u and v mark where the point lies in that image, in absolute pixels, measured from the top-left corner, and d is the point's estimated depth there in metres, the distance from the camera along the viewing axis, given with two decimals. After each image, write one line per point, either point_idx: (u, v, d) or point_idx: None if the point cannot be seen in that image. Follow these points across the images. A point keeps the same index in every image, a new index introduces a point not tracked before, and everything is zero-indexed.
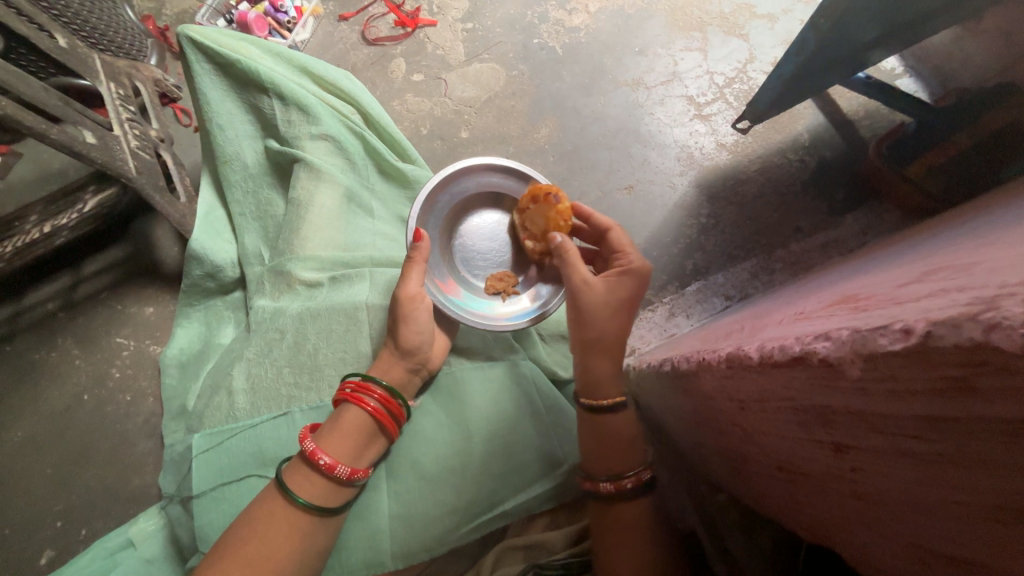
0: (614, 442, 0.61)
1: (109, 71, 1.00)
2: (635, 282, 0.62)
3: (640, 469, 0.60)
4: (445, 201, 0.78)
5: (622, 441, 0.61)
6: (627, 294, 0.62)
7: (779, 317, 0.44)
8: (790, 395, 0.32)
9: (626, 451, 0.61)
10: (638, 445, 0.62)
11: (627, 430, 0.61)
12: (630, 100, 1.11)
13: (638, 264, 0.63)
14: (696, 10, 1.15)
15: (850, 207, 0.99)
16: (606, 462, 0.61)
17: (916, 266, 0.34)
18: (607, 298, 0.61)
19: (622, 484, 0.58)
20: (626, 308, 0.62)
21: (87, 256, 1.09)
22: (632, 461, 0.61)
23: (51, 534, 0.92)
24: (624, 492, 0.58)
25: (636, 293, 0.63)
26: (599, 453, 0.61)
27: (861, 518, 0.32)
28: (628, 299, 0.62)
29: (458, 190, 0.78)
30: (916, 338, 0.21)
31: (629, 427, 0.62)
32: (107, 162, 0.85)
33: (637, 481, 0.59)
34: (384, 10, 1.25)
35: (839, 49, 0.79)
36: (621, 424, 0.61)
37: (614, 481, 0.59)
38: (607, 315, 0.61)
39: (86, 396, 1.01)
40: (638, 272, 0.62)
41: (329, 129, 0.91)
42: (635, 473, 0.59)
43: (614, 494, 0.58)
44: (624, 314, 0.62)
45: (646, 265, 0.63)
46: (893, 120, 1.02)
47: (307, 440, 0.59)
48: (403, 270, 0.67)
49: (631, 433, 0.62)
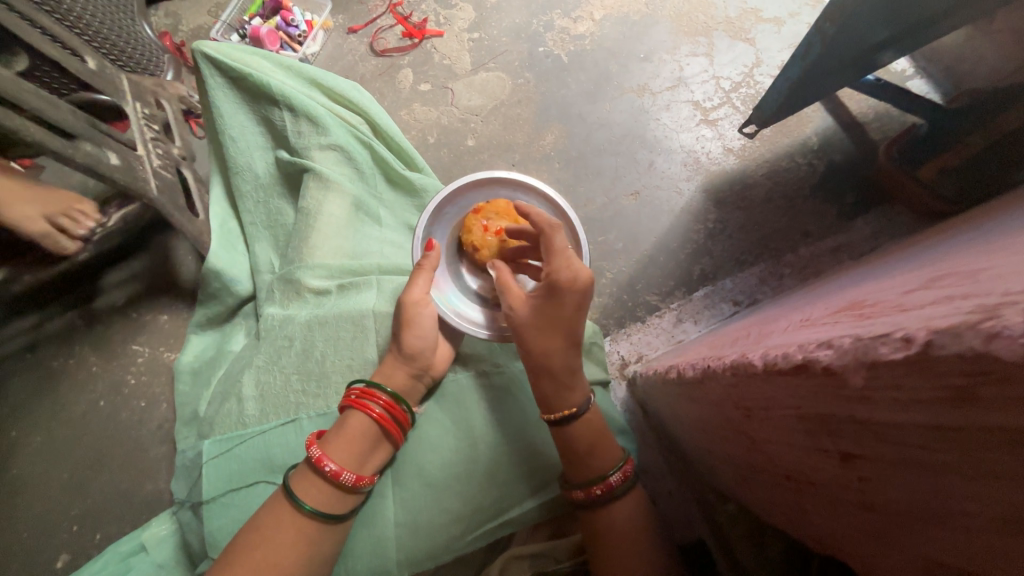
0: (579, 447, 0.60)
1: (135, 91, 1.04)
2: (561, 296, 0.58)
3: (612, 474, 0.58)
4: (451, 212, 0.79)
5: (586, 447, 0.59)
6: (552, 309, 0.58)
7: (786, 324, 0.43)
8: (795, 403, 0.32)
9: (594, 456, 0.59)
10: (609, 447, 0.60)
11: (591, 434, 0.60)
12: (636, 106, 1.11)
13: (555, 274, 0.57)
14: (701, 15, 1.15)
15: (861, 210, 0.97)
16: (577, 467, 0.60)
17: (925, 271, 0.34)
18: (528, 317, 0.60)
19: (591, 492, 0.58)
20: (554, 324, 0.59)
21: (105, 266, 1.12)
22: (603, 465, 0.59)
23: (67, 538, 0.94)
24: (595, 498, 0.57)
25: (565, 306, 0.58)
26: (570, 459, 0.60)
27: (869, 530, 0.32)
28: (557, 314, 0.58)
29: (467, 202, 0.79)
30: (917, 348, 0.21)
31: (594, 429, 0.60)
32: (130, 182, 0.87)
33: (606, 487, 0.58)
34: (392, 22, 1.28)
35: (847, 53, 0.79)
36: (585, 429, 0.60)
37: (585, 488, 0.58)
38: (532, 335, 0.60)
39: (102, 402, 1.03)
40: (558, 283, 0.57)
41: (338, 139, 0.93)
42: (604, 479, 0.58)
43: (586, 501, 0.58)
44: (554, 331, 0.59)
45: (574, 274, 0.57)
46: (904, 122, 1.01)
47: (313, 447, 0.60)
48: (411, 275, 0.67)
49: (594, 438, 0.60)
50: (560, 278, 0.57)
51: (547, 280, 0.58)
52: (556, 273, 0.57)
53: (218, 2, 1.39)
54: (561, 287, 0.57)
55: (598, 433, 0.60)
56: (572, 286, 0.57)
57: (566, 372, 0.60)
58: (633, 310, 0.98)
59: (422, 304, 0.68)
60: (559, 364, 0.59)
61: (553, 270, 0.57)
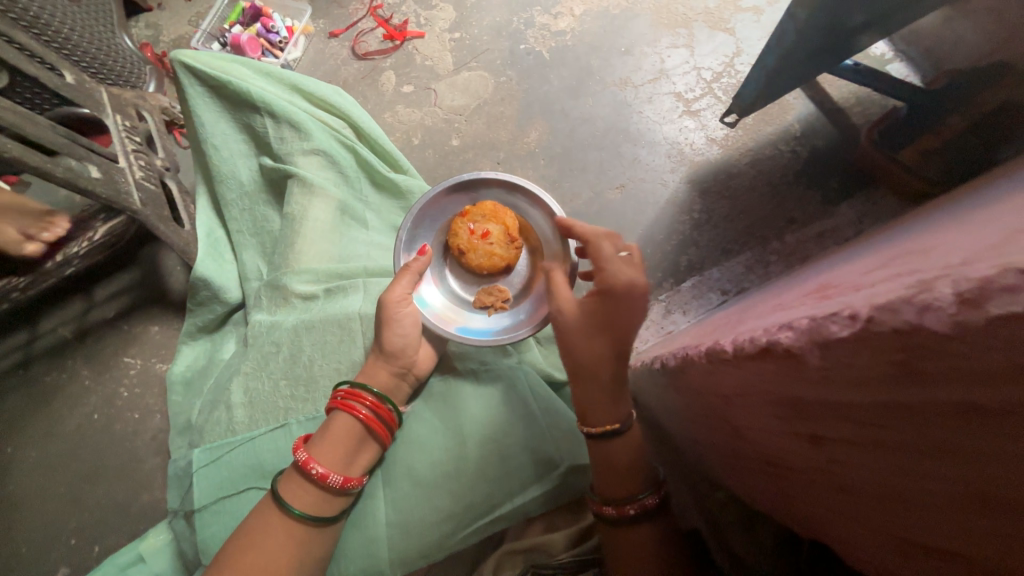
0: (615, 469, 0.58)
1: (116, 103, 1.02)
2: (607, 300, 0.57)
3: (646, 494, 0.57)
4: (437, 214, 0.78)
5: (623, 468, 0.58)
6: (600, 313, 0.58)
7: (761, 310, 0.44)
8: (765, 388, 0.32)
9: (629, 476, 0.58)
10: (645, 469, 0.59)
11: (629, 455, 0.59)
12: (618, 100, 1.11)
13: (605, 277, 0.58)
14: (681, 7, 1.15)
15: (845, 195, 0.98)
16: (609, 486, 0.59)
17: (889, 251, 0.34)
18: (577, 322, 0.60)
19: (624, 511, 0.56)
20: (603, 329, 0.58)
21: (95, 279, 1.12)
22: (638, 486, 0.58)
23: (64, 552, 0.94)
24: (626, 517, 0.56)
25: (613, 311, 0.58)
26: (604, 480, 0.59)
27: (845, 512, 0.32)
28: (607, 319, 0.58)
29: (455, 203, 0.79)
30: (861, 324, 0.21)
31: (633, 451, 0.59)
32: (112, 196, 0.87)
33: (640, 507, 0.56)
34: (373, 25, 1.28)
35: (824, 38, 0.79)
36: (622, 449, 0.59)
37: (617, 506, 0.56)
38: (580, 341, 0.59)
39: (95, 415, 1.03)
40: (607, 286, 0.58)
41: (320, 143, 0.93)
42: (638, 498, 0.56)
43: (617, 520, 0.56)
44: (601, 336, 0.58)
45: (621, 279, 0.57)
46: (885, 106, 1.01)
47: (300, 450, 0.60)
48: (396, 275, 0.67)
49: (633, 458, 0.58)
50: (610, 281, 0.58)
51: (597, 283, 0.59)
52: (605, 275, 0.58)
53: (198, 11, 1.39)
54: (608, 290, 0.58)
55: (637, 455, 0.59)
56: (620, 289, 0.57)
57: (616, 381, 0.59)
58: None
59: (403, 304, 0.67)
60: (606, 371, 0.58)
61: (605, 273, 0.58)
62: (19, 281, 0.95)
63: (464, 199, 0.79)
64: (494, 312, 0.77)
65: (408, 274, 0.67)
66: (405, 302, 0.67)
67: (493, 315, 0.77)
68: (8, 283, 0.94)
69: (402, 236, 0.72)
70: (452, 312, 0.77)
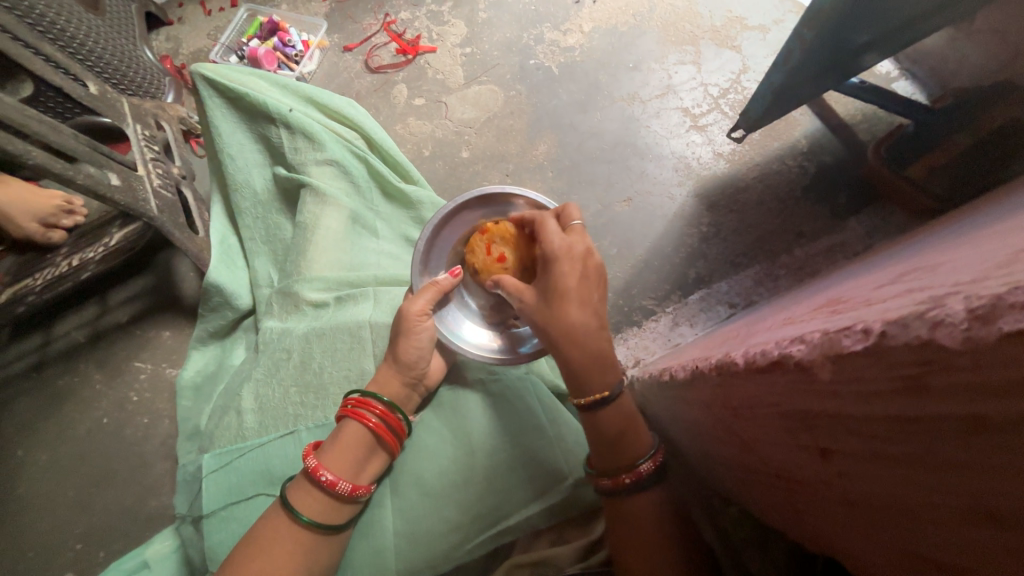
0: (606, 436, 0.58)
1: (135, 113, 1.05)
2: (552, 267, 0.58)
3: (641, 463, 0.57)
4: (458, 223, 0.78)
5: (616, 435, 0.58)
6: (554, 287, 0.58)
7: (771, 323, 0.44)
8: (775, 400, 0.32)
9: (623, 445, 0.58)
10: (638, 433, 0.59)
11: (621, 422, 0.58)
12: (626, 114, 1.13)
13: (548, 247, 0.59)
14: (688, 24, 1.18)
15: (853, 210, 0.98)
16: (605, 456, 0.59)
17: (899, 267, 0.35)
18: (536, 301, 0.59)
19: (619, 481, 0.57)
20: (561, 302, 0.57)
21: (111, 285, 1.14)
22: (633, 453, 0.58)
23: (70, 557, 0.94)
24: (622, 487, 0.57)
25: (566, 280, 0.58)
26: (599, 450, 0.60)
27: (855, 526, 0.32)
28: (561, 291, 0.58)
29: (476, 215, 0.78)
30: (874, 339, 0.22)
31: (624, 416, 0.59)
32: (129, 204, 0.89)
33: (635, 476, 0.57)
34: (386, 40, 1.31)
35: (830, 56, 0.80)
36: (614, 416, 0.58)
37: (612, 477, 0.58)
38: (545, 319, 0.58)
39: (106, 419, 1.04)
40: (553, 256, 0.59)
41: (333, 154, 0.95)
42: (634, 467, 0.57)
43: (613, 490, 0.58)
44: (563, 309, 0.57)
45: (559, 244, 0.59)
46: (891, 123, 1.02)
47: (310, 457, 0.60)
48: (421, 289, 0.68)
49: (624, 425, 0.58)
50: (554, 252, 0.59)
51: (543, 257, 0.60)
52: (548, 248, 0.59)
53: (217, 25, 1.43)
54: (555, 261, 0.59)
55: (628, 418, 0.59)
56: (567, 258, 0.59)
57: (593, 353, 0.57)
58: (630, 315, 0.99)
59: (423, 320, 0.68)
60: (579, 344, 0.57)
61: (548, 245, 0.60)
62: (34, 284, 0.98)
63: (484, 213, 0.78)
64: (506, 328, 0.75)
65: (433, 291, 0.69)
66: (424, 317, 0.68)
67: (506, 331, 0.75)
68: (25, 286, 0.96)
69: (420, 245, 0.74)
70: (472, 334, 0.74)
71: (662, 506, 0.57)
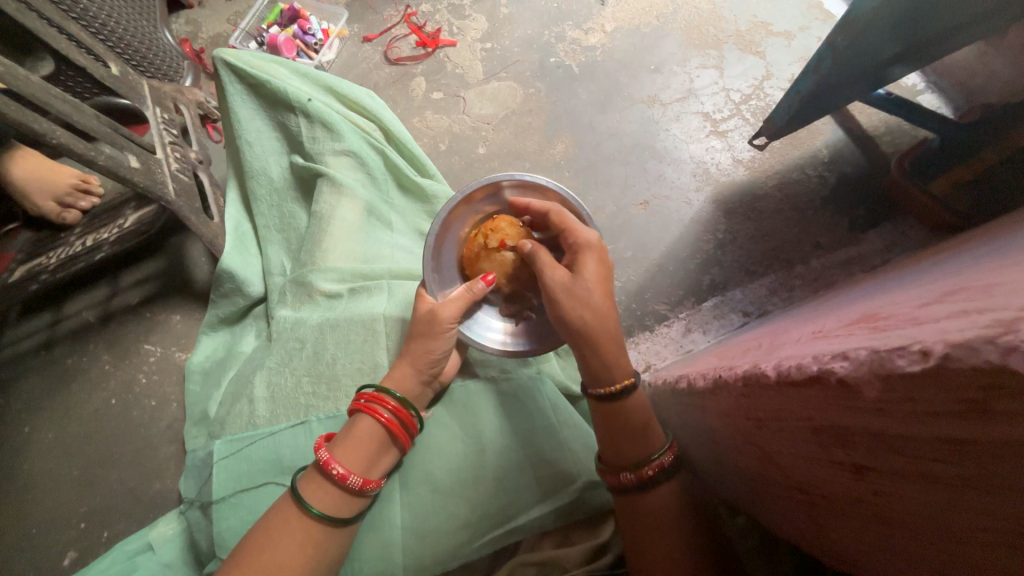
0: (629, 430, 0.59)
1: (155, 96, 1.05)
2: (591, 256, 0.61)
3: (661, 455, 0.58)
4: (464, 212, 0.77)
5: (637, 429, 0.59)
6: (590, 270, 0.60)
7: (798, 335, 0.43)
8: (808, 415, 0.32)
9: (643, 437, 0.59)
10: (655, 427, 0.60)
11: (641, 416, 0.59)
12: (645, 117, 1.12)
13: (585, 239, 0.62)
14: (712, 28, 1.16)
15: (873, 223, 0.97)
16: (623, 451, 0.59)
17: (938, 285, 0.34)
18: (569, 279, 0.60)
19: (643, 474, 0.57)
20: (595, 283, 0.60)
21: (124, 267, 1.15)
22: (651, 447, 0.59)
23: (74, 535, 0.94)
24: (644, 480, 0.57)
25: (597, 265, 0.61)
26: (618, 445, 0.59)
27: (884, 544, 0.32)
28: (593, 274, 0.60)
29: (482, 203, 0.77)
30: (934, 361, 0.22)
31: (643, 411, 0.60)
32: (149, 185, 0.89)
33: (656, 468, 0.57)
34: (406, 32, 1.30)
35: (860, 65, 0.79)
36: (634, 410, 0.59)
37: (635, 471, 0.57)
38: (576, 294, 0.59)
39: (114, 400, 1.04)
40: (588, 243, 0.62)
41: (351, 145, 0.94)
42: (654, 460, 0.57)
43: (636, 485, 0.57)
44: (595, 289, 0.59)
45: (594, 238, 0.62)
46: (915, 136, 1.01)
47: (322, 449, 0.60)
48: (455, 296, 0.68)
49: (643, 418, 0.59)
50: (588, 240, 0.62)
51: (577, 244, 0.62)
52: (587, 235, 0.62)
53: (237, 11, 1.42)
54: (588, 248, 0.62)
55: (646, 414, 0.60)
56: (600, 246, 0.63)
57: (613, 334, 0.60)
58: (642, 319, 0.98)
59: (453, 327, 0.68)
60: (606, 325, 0.59)
61: (582, 232, 0.63)
62: (49, 263, 0.99)
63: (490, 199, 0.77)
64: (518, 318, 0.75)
65: (466, 296, 0.68)
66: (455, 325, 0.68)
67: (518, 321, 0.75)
68: (38, 264, 0.98)
69: (430, 240, 0.72)
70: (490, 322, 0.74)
71: (675, 506, 0.57)
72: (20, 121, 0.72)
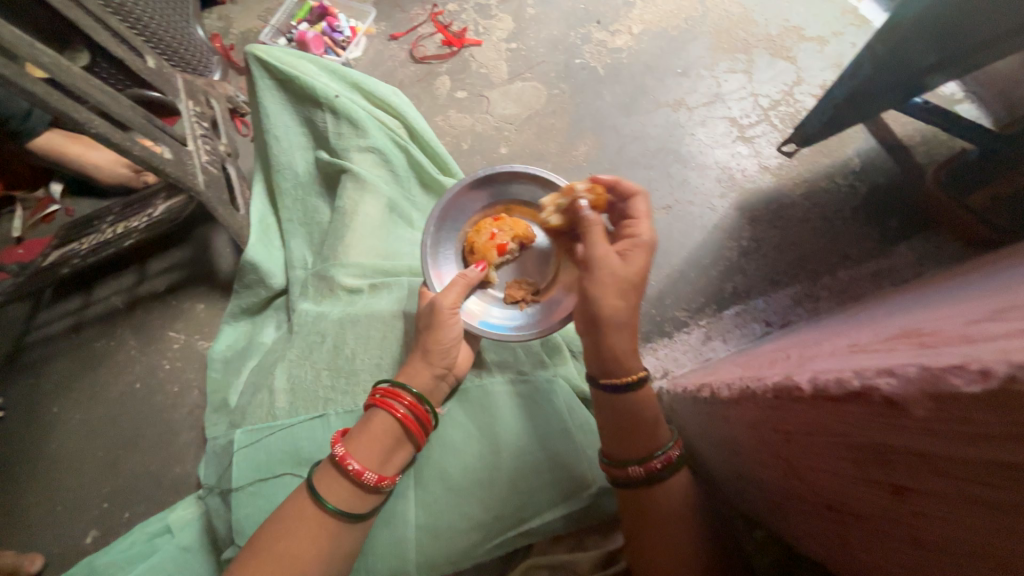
0: (640, 420, 0.59)
1: (188, 89, 1.07)
2: None
3: (669, 448, 0.58)
4: (457, 214, 0.81)
5: (646, 421, 0.59)
6: None
7: (831, 348, 0.42)
8: (845, 432, 0.31)
9: (652, 430, 0.59)
10: (663, 423, 0.60)
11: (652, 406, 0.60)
12: (670, 120, 1.11)
13: None
14: (742, 32, 1.15)
15: (905, 234, 0.94)
16: (629, 446, 0.59)
17: (985, 303, 0.33)
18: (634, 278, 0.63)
19: (653, 466, 0.57)
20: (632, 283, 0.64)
21: (153, 255, 1.18)
22: (659, 441, 0.59)
23: (97, 514, 0.97)
24: (655, 472, 0.57)
25: None
26: (620, 438, 0.60)
27: (920, 568, 0.31)
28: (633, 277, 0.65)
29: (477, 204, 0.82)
30: (995, 381, 0.21)
31: (649, 413, 0.60)
32: (180, 176, 0.90)
33: (668, 460, 0.57)
34: (432, 31, 1.31)
35: (896, 74, 0.77)
36: (644, 407, 0.59)
37: (645, 463, 0.57)
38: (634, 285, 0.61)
39: (138, 384, 1.07)
40: None
41: (375, 142, 0.95)
42: (665, 451, 0.57)
43: (645, 478, 0.57)
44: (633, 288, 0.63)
45: None
46: (952, 147, 0.98)
47: (338, 444, 0.61)
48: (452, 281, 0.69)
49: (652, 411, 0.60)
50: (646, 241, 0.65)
51: None
52: None
53: (267, 8, 1.45)
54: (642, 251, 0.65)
55: (653, 409, 0.60)
56: None
57: (624, 337, 0.60)
58: (661, 325, 0.97)
59: (454, 313, 0.69)
60: (619, 328, 0.59)
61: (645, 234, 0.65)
62: (82, 248, 1.02)
63: (490, 192, 0.82)
64: (524, 305, 0.78)
65: (462, 283, 0.71)
66: (455, 310, 0.70)
67: (524, 309, 0.78)
68: (71, 249, 1.01)
69: (426, 240, 0.76)
70: (471, 302, 0.77)
71: (695, 519, 0.56)
72: (63, 110, 0.74)
